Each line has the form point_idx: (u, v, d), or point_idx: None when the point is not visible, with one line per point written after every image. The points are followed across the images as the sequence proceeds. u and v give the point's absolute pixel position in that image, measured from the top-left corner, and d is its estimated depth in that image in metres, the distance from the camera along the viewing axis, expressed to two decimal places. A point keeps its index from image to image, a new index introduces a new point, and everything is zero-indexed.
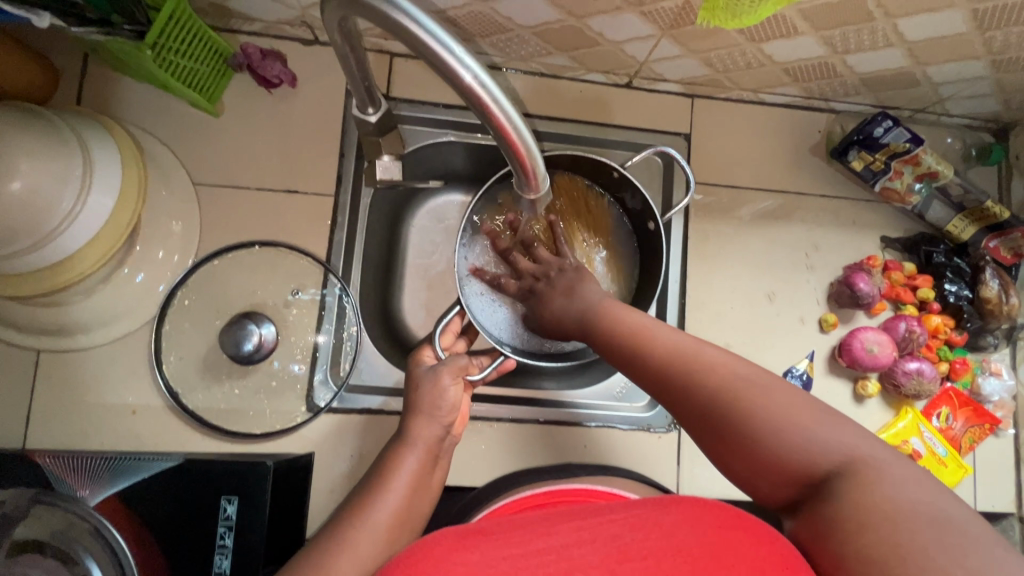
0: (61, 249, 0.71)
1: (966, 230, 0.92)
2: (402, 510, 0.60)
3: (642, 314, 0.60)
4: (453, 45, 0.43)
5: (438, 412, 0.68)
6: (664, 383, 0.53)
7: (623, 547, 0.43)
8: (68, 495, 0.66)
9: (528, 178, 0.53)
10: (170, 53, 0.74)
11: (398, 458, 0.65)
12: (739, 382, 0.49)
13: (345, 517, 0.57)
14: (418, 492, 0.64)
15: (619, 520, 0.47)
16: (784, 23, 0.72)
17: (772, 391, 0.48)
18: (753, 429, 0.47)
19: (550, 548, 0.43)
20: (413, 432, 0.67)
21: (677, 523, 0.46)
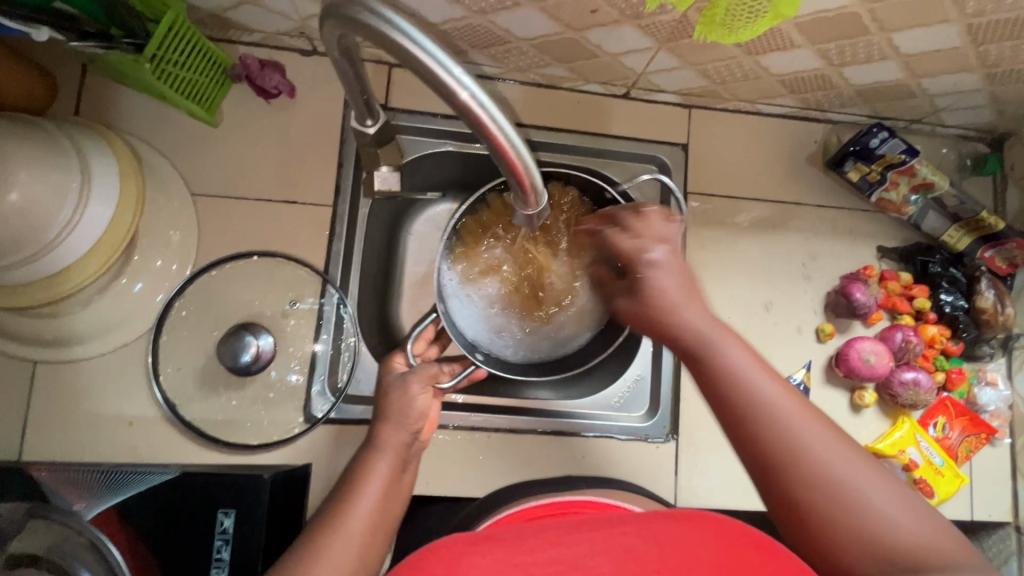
0: (58, 260, 0.71)
1: (962, 240, 0.93)
2: (376, 516, 0.58)
3: (744, 350, 0.51)
4: (451, 64, 0.43)
5: (407, 418, 0.65)
6: (760, 440, 0.47)
7: (641, 560, 0.38)
8: (64, 508, 0.66)
9: (526, 194, 0.54)
10: (169, 65, 0.74)
11: (367, 459, 0.63)
12: (840, 465, 0.45)
13: (318, 524, 0.56)
14: (394, 496, 0.62)
15: (633, 532, 0.43)
16: (781, 36, 0.72)
17: (871, 480, 0.45)
18: (845, 518, 0.43)
19: (561, 557, 0.39)
20: (380, 438, 0.64)
21: (696, 535, 0.41)
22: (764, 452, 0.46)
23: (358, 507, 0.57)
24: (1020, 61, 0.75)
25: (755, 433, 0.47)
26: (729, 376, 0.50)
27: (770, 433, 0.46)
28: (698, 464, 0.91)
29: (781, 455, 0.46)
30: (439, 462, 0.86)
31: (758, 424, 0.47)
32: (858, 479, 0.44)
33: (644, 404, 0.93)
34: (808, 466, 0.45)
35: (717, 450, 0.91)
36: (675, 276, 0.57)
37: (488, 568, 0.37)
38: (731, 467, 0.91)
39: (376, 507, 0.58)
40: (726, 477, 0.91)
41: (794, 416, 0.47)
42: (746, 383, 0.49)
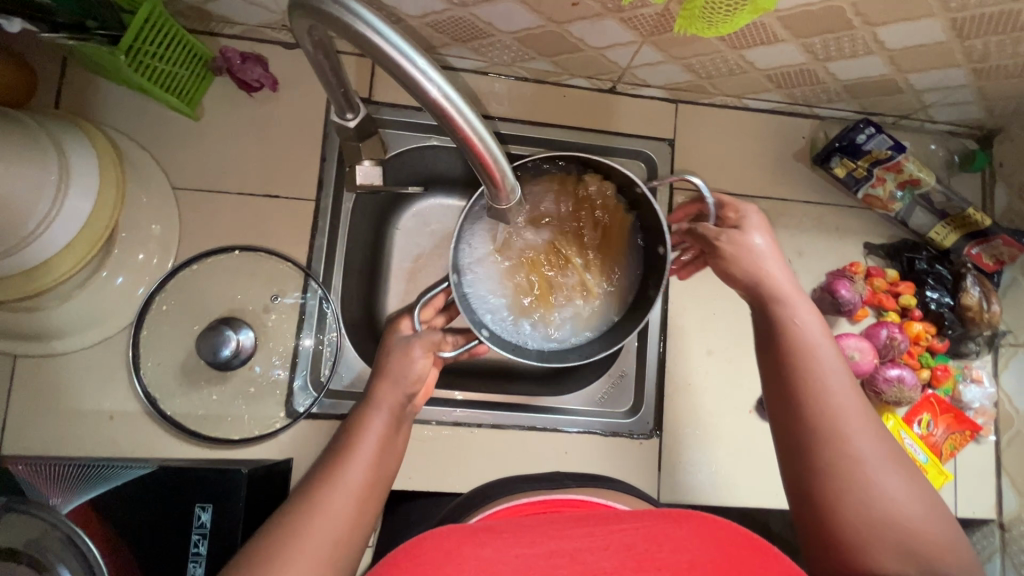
0: (36, 254, 0.71)
1: (948, 237, 0.93)
2: (374, 472, 0.57)
3: (816, 330, 0.60)
4: (418, 58, 0.43)
5: (404, 378, 0.65)
6: (817, 392, 0.56)
7: (639, 558, 0.39)
8: (39, 502, 0.66)
9: (497, 190, 0.53)
10: (147, 56, 0.73)
11: (362, 417, 0.61)
12: (874, 437, 0.53)
13: (312, 480, 0.55)
14: (389, 452, 0.60)
15: (632, 528, 0.42)
16: (764, 31, 0.71)
17: (886, 457, 0.53)
18: (868, 476, 0.51)
19: (562, 552, 0.39)
20: (377, 395, 0.63)
21: (691, 532, 0.41)
22: (803, 404, 0.56)
23: (357, 461, 0.56)
24: (1006, 57, 0.74)
25: (812, 386, 0.56)
26: (807, 337, 0.59)
27: (825, 389, 0.56)
28: (681, 461, 0.90)
29: (830, 409, 0.55)
30: (421, 458, 0.86)
31: (817, 379, 0.57)
32: (886, 455, 0.53)
33: (628, 400, 0.92)
34: (848, 426, 0.54)
35: (702, 447, 0.91)
36: (776, 259, 0.66)
37: (492, 560, 0.39)
38: (715, 464, 0.91)
39: (373, 463, 0.57)
40: (711, 475, 0.90)
41: (847, 384, 0.56)
42: (817, 348, 0.58)
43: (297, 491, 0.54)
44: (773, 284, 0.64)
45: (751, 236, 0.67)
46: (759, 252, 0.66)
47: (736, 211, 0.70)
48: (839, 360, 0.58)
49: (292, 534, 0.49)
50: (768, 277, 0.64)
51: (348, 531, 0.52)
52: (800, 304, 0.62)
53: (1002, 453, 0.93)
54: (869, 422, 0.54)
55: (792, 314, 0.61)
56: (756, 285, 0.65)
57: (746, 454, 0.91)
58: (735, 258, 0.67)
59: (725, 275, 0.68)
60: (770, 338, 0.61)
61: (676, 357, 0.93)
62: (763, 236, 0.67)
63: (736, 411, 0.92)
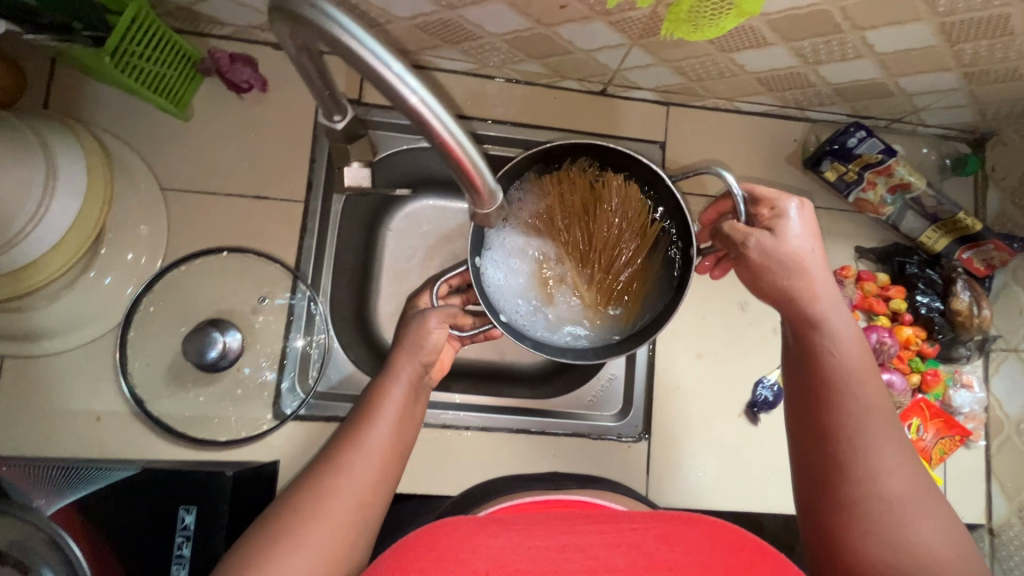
0: (23, 255, 0.70)
1: (939, 242, 0.93)
2: (396, 436, 0.61)
3: (853, 362, 0.57)
4: (393, 64, 0.43)
5: (420, 352, 0.66)
6: (846, 430, 0.55)
7: (650, 557, 0.42)
8: (23, 503, 0.65)
9: (477, 194, 0.53)
10: (133, 57, 0.73)
11: (383, 387, 0.64)
12: (906, 476, 0.53)
13: (336, 445, 0.59)
14: (409, 419, 0.64)
15: (642, 527, 0.47)
16: (753, 34, 0.71)
17: (913, 497, 0.52)
18: (896, 515, 0.52)
19: (574, 547, 0.43)
20: (396, 365, 0.66)
21: (701, 535, 0.45)
22: (829, 441, 0.56)
23: (377, 428, 0.60)
24: (997, 61, 0.74)
25: (845, 422, 0.55)
26: (847, 369, 0.57)
27: (860, 426, 0.55)
28: (670, 464, 0.90)
29: (863, 447, 0.54)
30: (408, 461, 0.86)
31: (852, 414, 0.55)
32: (917, 494, 0.53)
33: (617, 403, 0.93)
34: (880, 465, 0.53)
35: (691, 451, 0.91)
36: (825, 277, 0.60)
37: (504, 549, 0.43)
38: (705, 468, 0.91)
39: (394, 430, 0.61)
40: (700, 478, 0.90)
41: (884, 420, 0.55)
42: (855, 381, 0.56)
43: (322, 454, 0.59)
44: (818, 302, 0.59)
45: (787, 244, 0.60)
46: (799, 262, 0.60)
47: (771, 206, 0.63)
48: (878, 393, 0.56)
49: (317, 493, 0.54)
50: (811, 295, 0.59)
51: (368, 492, 0.56)
52: (843, 327, 0.58)
53: (993, 459, 0.92)
54: (904, 460, 0.54)
55: (832, 341, 0.58)
56: (795, 303, 0.60)
57: (735, 458, 0.91)
58: (765, 269, 0.61)
59: (756, 280, 0.63)
60: (806, 364, 0.59)
61: (666, 360, 0.92)
62: (803, 240, 0.60)
63: (725, 414, 0.92)
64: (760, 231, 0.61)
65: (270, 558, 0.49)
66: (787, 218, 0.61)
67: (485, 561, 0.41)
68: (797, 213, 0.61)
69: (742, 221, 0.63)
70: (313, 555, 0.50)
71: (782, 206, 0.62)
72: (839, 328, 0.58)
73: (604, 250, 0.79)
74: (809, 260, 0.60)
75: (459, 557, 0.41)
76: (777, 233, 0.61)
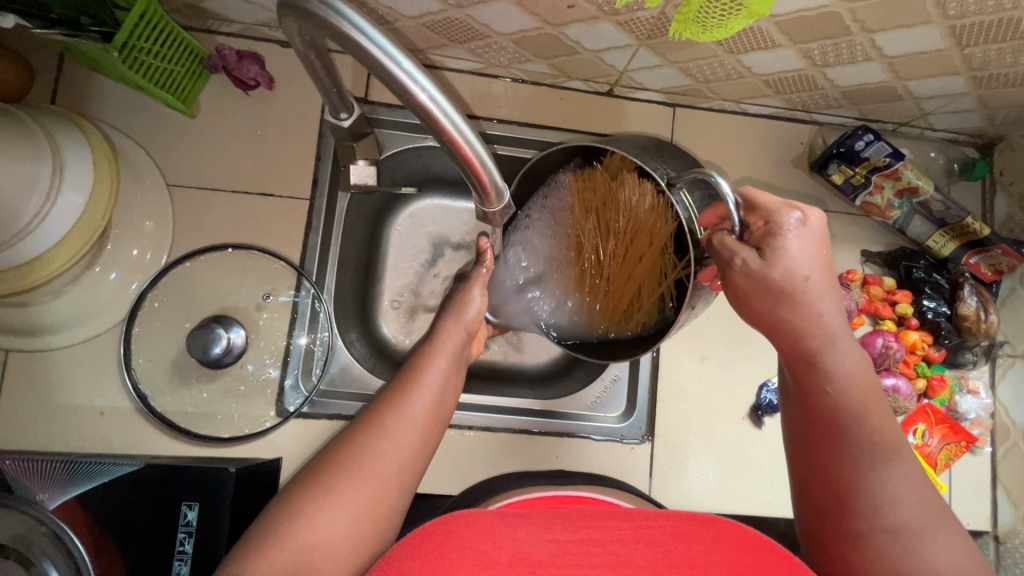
0: (29, 249, 0.71)
1: (946, 246, 0.92)
2: (435, 405, 0.63)
3: (858, 393, 0.55)
4: (403, 60, 0.43)
5: (464, 317, 0.74)
6: (845, 460, 0.54)
7: (669, 553, 0.44)
8: (26, 498, 0.65)
9: (486, 192, 0.53)
10: (142, 53, 0.73)
11: (428, 357, 0.68)
12: (916, 506, 0.52)
13: (383, 404, 0.61)
14: (447, 391, 0.66)
15: (659, 524, 0.49)
16: (761, 36, 0.71)
17: (925, 522, 0.51)
18: (903, 549, 0.51)
19: (593, 541, 0.46)
20: (442, 337, 0.71)
21: (715, 536, 0.47)
22: (827, 467, 0.55)
23: (421, 395, 0.62)
24: (1006, 65, 0.74)
25: (843, 453, 0.54)
26: (846, 403, 0.55)
27: (861, 458, 0.53)
28: (673, 467, 0.90)
29: (867, 481, 0.53)
30: None
31: (852, 446, 0.54)
32: (928, 525, 0.51)
33: (620, 405, 0.92)
34: (885, 498, 0.52)
35: (694, 454, 0.91)
36: (831, 303, 0.55)
37: (525, 542, 0.45)
38: (707, 471, 0.90)
39: (434, 398, 0.63)
40: (702, 482, 0.90)
41: (890, 452, 0.53)
42: (858, 413, 0.54)
43: (366, 414, 0.61)
44: (815, 335, 0.55)
45: (774, 270, 0.55)
46: (792, 290, 0.55)
47: (766, 218, 0.56)
48: (882, 424, 0.54)
49: (361, 452, 0.56)
50: (804, 326, 0.55)
51: (407, 457, 0.58)
52: (841, 358, 0.55)
53: (999, 465, 0.92)
54: (912, 490, 0.52)
55: (830, 375, 0.55)
56: (789, 335, 0.56)
57: (737, 460, 0.91)
58: (752, 294, 0.57)
59: (743, 301, 0.59)
60: (804, 397, 0.58)
61: (670, 362, 0.92)
62: (799, 263, 0.54)
63: (729, 417, 0.92)
64: (747, 250, 0.56)
65: (311, 516, 0.51)
66: (781, 234, 0.55)
67: (506, 552, 0.43)
68: (794, 229, 0.55)
69: (734, 235, 0.57)
70: (354, 514, 0.52)
71: (779, 221, 0.55)
72: (837, 360, 0.55)
73: (622, 248, 0.78)
74: (802, 289, 0.55)
75: (481, 547, 0.43)
76: (768, 255, 0.55)
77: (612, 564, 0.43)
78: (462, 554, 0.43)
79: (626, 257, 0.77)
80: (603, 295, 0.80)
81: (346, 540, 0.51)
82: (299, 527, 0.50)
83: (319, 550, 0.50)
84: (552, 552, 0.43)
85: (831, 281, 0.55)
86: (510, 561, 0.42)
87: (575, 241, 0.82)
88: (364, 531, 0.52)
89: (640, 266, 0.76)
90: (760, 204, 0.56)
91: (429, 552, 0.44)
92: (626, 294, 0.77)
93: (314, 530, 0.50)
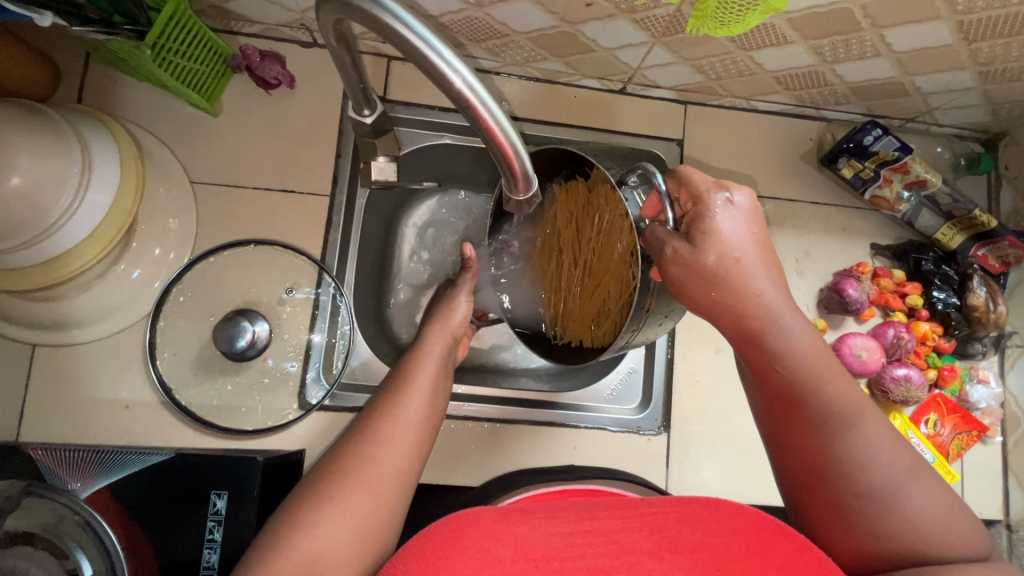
0: (59, 243, 0.72)
1: (954, 238, 0.94)
2: (428, 407, 0.64)
3: (810, 359, 0.56)
4: (443, 49, 0.46)
5: (450, 325, 0.77)
6: (817, 437, 0.54)
7: (672, 538, 0.46)
8: (60, 488, 0.67)
9: (515, 180, 0.55)
10: (171, 53, 0.76)
11: (417, 361, 0.70)
12: (889, 463, 0.52)
13: (374, 411, 0.62)
14: (438, 394, 0.67)
15: (661, 511, 0.49)
16: (774, 32, 0.73)
17: (922, 486, 0.51)
18: (874, 512, 0.51)
19: (597, 532, 0.46)
20: (428, 341, 0.74)
21: (720, 518, 0.48)
22: (804, 450, 0.55)
23: (412, 401, 0.63)
24: (1012, 59, 0.76)
25: (812, 428, 0.55)
26: (801, 377, 0.56)
27: (828, 430, 0.54)
28: (689, 458, 0.91)
29: (834, 450, 0.53)
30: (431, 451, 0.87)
31: (821, 420, 0.54)
32: (899, 479, 0.51)
33: (636, 396, 0.93)
34: (862, 466, 0.52)
35: (709, 444, 0.92)
36: (766, 278, 0.57)
37: (528, 537, 0.46)
38: (724, 462, 0.91)
39: (425, 403, 0.64)
40: (719, 472, 0.91)
41: (851, 415, 0.54)
42: (818, 381, 0.55)
43: (360, 422, 0.62)
44: (754, 314, 0.57)
45: (706, 256, 0.56)
46: (724, 272, 0.56)
47: (695, 202, 0.58)
48: (839, 391, 0.55)
49: (355, 461, 0.56)
50: (743, 308, 0.57)
51: (404, 460, 0.58)
52: (786, 332, 0.57)
53: (1010, 455, 0.93)
54: (882, 449, 0.52)
55: (778, 353, 0.57)
56: (732, 319, 0.58)
57: (754, 451, 0.92)
58: (687, 282, 0.57)
59: (686, 295, 0.58)
60: (760, 378, 0.59)
61: (685, 355, 0.94)
62: (728, 245, 0.56)
63: (743, 409, 0.93)
64: (677, 239, 0.56)
65: (312, 527, 0.51)
66: (711, 216, 0.57)
67: (510, 549, 0.44)
68: (722, 211, 0.57)
69: (667, 227, 0.59)
70: (355, 521, 0.52)
71: (706, 202, 0.57)
72: (783, 335, 0.57)
73: (594, 259, 0.74)
74: (734, 271, 0.56)
75: (484, 545, 0.44)
76: (697, 242, 0.56)
77: (616, 553, 0.44)
78: (466, 553, 0.44)
79: (599, 269, 0.73)
80: (573, 305, 0.76)
81: (348, 544, 0.51)
82: (299, 537, 0.50)
83: (321, 558, 0.50)
84: (555, 546, 0.45)
85: (764, 259, 0.57)
86: (515, 557, 0.43)
87: (552, 251, 0.80)
88: (365, 539, 0.52)
89: (607, 277, 0.72)
90: (690, 186, 0.59)
91: (433, 554, 0.44)
92: (594, 304, 0.73)
93: (315, 538, 0.50)
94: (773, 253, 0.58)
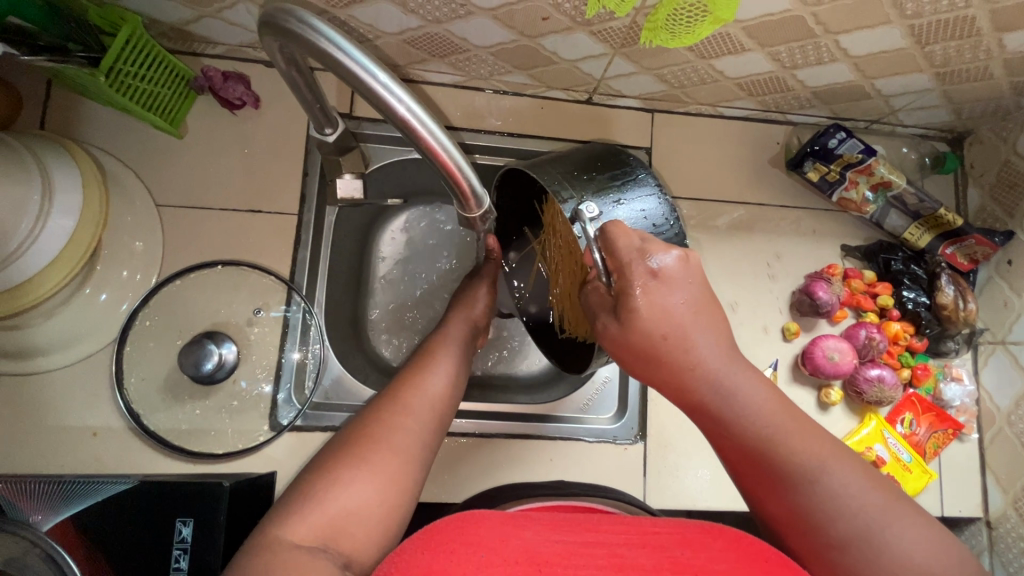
0: (19, 272, 0.71)
1: (922, 238, 0.95)
2: (452, 385, 0.68)
3: (775, 411, 0.53)
4: (382, 76, 0.47)
5: (473, 311, 0.82)
6: (790, 487, 0.51)
7: (675, 560, 0.44)
8: (20, 520, 0.65)
9: (466, 200, 0.57)
10: (129, 77, 0.75)
11: (440, 344, 0.74)
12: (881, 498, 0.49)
13: (400, 386, 0.66)
14: (459, 374, 0.71)
15: (665, 531, 0.49)
16: (730, 40, 0.73)
17: (912, 523, 0.48)
18: (855, 565, 0.47)
19: (599, 545, 0.46)
20: (450, 326, 0.79)
21: (724, 546, 0.47)
22: (776, 503, 0.52)
23: (434, 378, 0.67)
24: (966, 62, 0.76)
25: (783, 481, 0.51)
26: (756, 439, 0.52)
27: (801, 478, 0.50)
28: (666, 466, 0.91)
29: (809, 501, 0.50)
30: None
31: (792, 472, 0.50)
32: (871, 525, 0.48)
33: (611, 406, 0.94)
34: (841, 508, 0.49)
35: (687, 452, 0.92)
36: (711, 333, 0.54)
37: (533, 541, 0.45)
38: (701, 470, 0.91)
39: (447, 381, 0.68)
40: (697, 480, 0.91)
41: (813, 470, 0.50)
42: (785, 433, 0.52)
43: (385, 395, 0.65)
44: (695, 386, 0.54)
45: (633, 335, 0.54)
46: (656, 348, 0.54)
47: (618, 267, 0.54)
48: (803, 440, 0.51)
49: (384, 427, 0.59)
50: (682, 379, 0.54)
51: (424, 432, 0.61)
52: (731, 397, 0.53)
53: (986, 453, 0.93)
54: (882, 508, 0.49)
55: (725, 420, 0.53)
56: (672, 390, 0.55)
57: None
58: (623, 355, 0.56)
59: (622, 359, 0.57)
60: (719, 448, 0.55)
61: None
62: (656, 321, 0.53)
63: None
64: (606, 315, 0.57)
65: (346, 483, 0.53)
66: (637, 291, 0.53)
67: (513, 550, 0.44)
68: (645, 284, 0.53)
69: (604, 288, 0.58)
70: (385, 483, 0.54)
71: (630, 274, 0.53)
72: (734, 399, 0.53)
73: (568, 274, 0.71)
74: (664, 348, 0.53)
75: (489, 544, 0.44)
76: (623, 319, 0.54)
77: (617, 566, 0.43)
78: (472, 549, 0.43)
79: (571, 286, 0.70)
80: (570, 299, 0.73)
81: (376, 505, 0.53)
82: (335, 492, 0.52)
83: (352, 514, 0.51)
84: (557, 552, 0.44)
85: (701, 316, 0.54)
86: (518, 559, 0.43)
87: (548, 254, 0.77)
88: (394, 502, 0.54)
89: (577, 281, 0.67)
90: (614, 254, 0.54)
91: (439, 547, 0.44)
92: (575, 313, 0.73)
93: (348, 496, 0.52)
94: (711, 309, 0.55)
